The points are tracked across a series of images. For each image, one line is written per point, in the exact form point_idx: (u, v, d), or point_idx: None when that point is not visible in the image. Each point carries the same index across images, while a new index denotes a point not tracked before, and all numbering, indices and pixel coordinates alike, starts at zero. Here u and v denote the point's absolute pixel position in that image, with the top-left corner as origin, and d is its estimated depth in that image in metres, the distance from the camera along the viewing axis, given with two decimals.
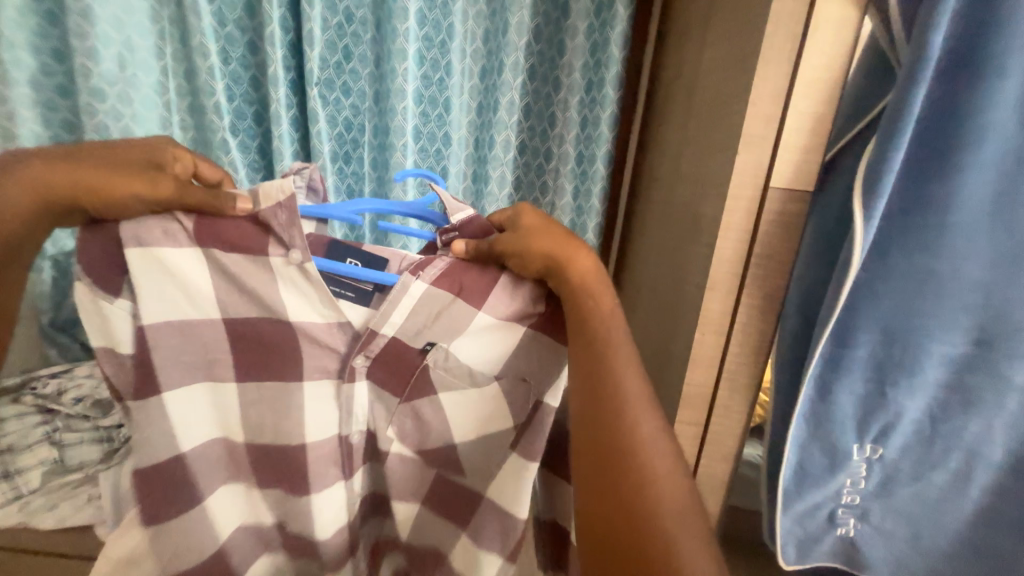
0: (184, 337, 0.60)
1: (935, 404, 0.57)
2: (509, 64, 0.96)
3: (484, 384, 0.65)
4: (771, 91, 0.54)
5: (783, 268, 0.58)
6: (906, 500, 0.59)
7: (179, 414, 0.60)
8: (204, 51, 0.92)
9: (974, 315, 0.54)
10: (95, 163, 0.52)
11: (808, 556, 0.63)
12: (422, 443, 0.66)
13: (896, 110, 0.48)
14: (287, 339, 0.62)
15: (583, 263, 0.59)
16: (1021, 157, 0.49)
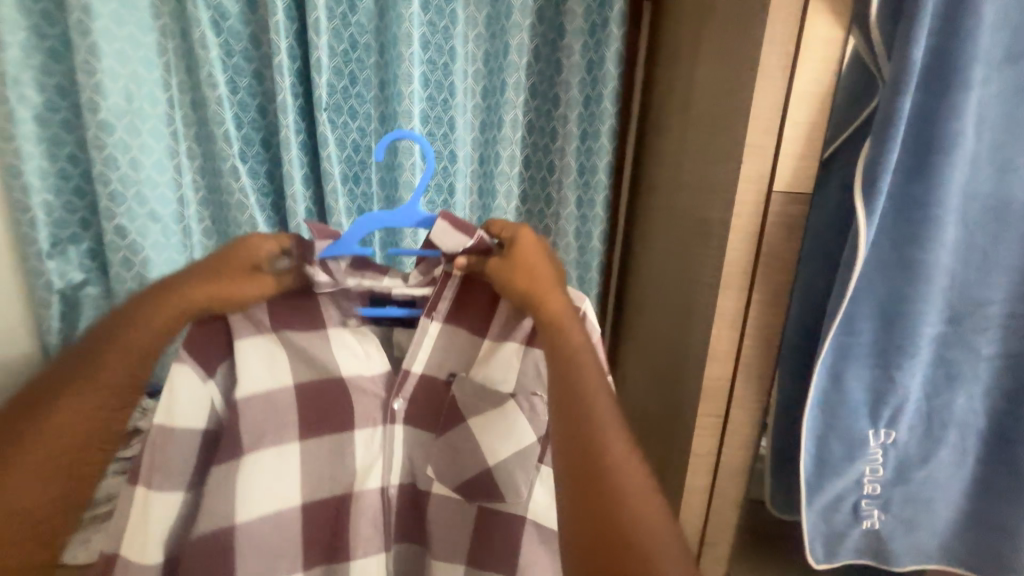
0: (267, 408, 0.65)
1: (927, 382, 0.62)
2: (511, 84, 1.01)
3: (504, 402, 0.69)
4: (769, 104, 0.59)
5: (788, 264, 0.63)
6: (920, 484, 0.64)
7: (246, 489, 0.62)
8: (213, 82, 0.94)
9: (950, 297, 0.60)
10: (204, 286, 0.60)
11: (836, 554, 0.67)
12: (459, 479, 0.69)
13: (886, 117, 0.54)
14: (340, 392, 0.69)
15: (554, 304, 0.62)
16: (976, 156, 0.57)
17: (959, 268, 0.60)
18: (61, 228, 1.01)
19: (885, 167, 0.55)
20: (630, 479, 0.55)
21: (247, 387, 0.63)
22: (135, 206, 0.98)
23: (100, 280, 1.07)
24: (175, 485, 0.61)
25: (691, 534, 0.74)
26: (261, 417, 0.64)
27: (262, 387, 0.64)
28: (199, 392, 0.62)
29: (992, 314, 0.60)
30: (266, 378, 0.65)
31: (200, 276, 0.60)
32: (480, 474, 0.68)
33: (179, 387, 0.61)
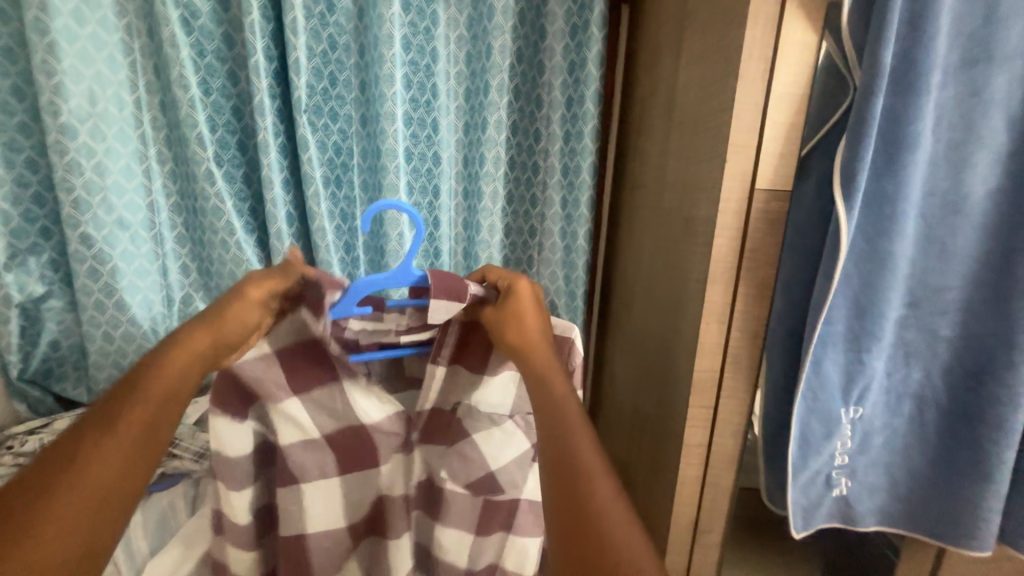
0: (302, 455, 0.66)
1: (890, 363, 0.66)
2: (494, 85, 1.01)
3: (504, 422, 0.71)
4: (750, 105, 0.61)
5: (770, 258, 0.66)
6: (879, 451, 0.69)
7: (309, 502, 0.67)
8: (184, 83, 0.91)
9: (910, 283, 0.64)
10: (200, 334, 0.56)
11: (812, 521, 0.70)
12: (468, 479, 0.71)
13: (860, 118, 0.57)
14: (361, 432, 0.69)
15: (540, 358, 0.63)
16: (937, 151, 0.61)
17: (918, 257, 0.64)
18: (19, 237, 0.95)
19: (860, 164, 0.58)
20: (611, 511, 0.49)
21: (285, 434, 0.65)
22: (101, 214, 0.93)
23: (64, 292, 1.01)
24: (243, 483, 0.65)
25: (684, 523, 0.76)
26: (299, 461, 0.66)
27: (298, 433, 0.66)
28: (241, 430, 0.64)
29: (950, 298, 0.64)
30: (297, 427, 0.66)
31: (198, 326, 0.56)
32: (485, 476, 0.70)
33: (222, 433, 0.63)
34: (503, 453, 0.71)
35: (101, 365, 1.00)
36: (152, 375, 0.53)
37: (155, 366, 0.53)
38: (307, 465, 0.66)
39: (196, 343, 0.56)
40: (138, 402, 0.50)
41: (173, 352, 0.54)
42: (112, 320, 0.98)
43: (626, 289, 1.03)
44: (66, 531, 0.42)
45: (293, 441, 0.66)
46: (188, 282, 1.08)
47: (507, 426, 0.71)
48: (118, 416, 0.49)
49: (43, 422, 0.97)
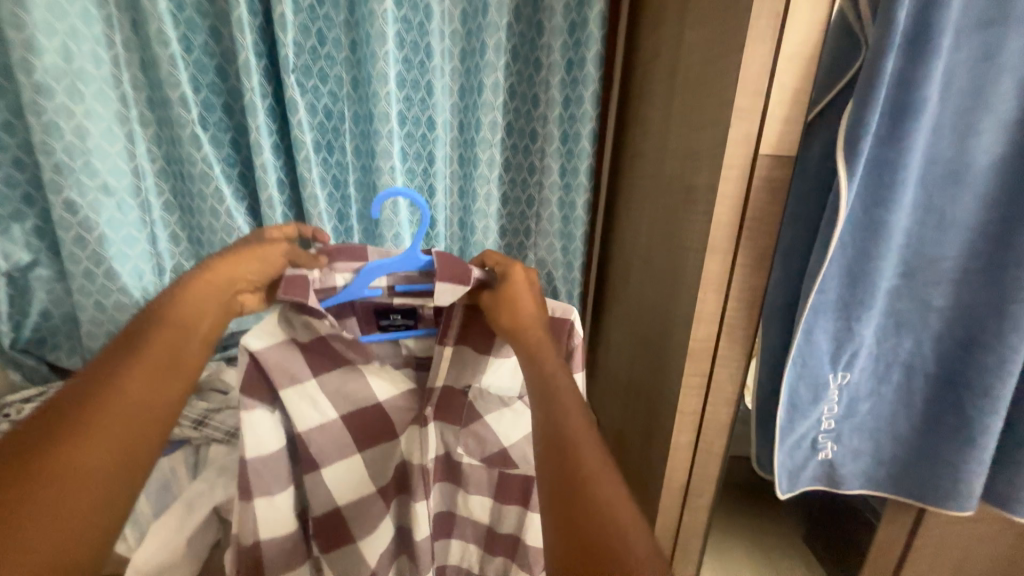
0: (327, 435, 0.67)
1: (880, 332, 0.67)
2: (491, 46, 0.97)
3: (513, 402, 0.73)
4: (758, 65, 0.59)
5: (771, 227, 0.65)
6: (865, 417, 0.70)
7: (336, 480, 0.67)
8: (163, 39, 0.86)
9: (905, 252, 0.64)
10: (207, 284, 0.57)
11: (797, 482, 0.72)
12: (485, 454, 0.72)
13: (869, 79, 0.55)
14: (378, 414, 0.70)
15: (534, 335, 0.62)
16: (943, 116, 0.59)
17: (917, 227, 0.63)
18: (1, 204, 0.92)
19: (865, 129, 0.56)
20: (603, 488, 0.49)
21: (306, 421, 0.64)
22: (83, 179, 0.90)
23: (51, 261, 0.99)
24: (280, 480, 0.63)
25: (675, 487, 0.79)
26: (324, 442, 0.66)
27: (319, 417, 0.66)
28: (268, 423, 0.62)
29: (947, 268, 0.64)
30: (315, 411, 0.66)
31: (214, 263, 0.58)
32: (499, 453, 0.71)
33: (250, 427, 0.61)
34: (516, 430, 0.72)
35: (94, 334, 0.99)
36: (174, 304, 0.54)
37: (180, 296, 0.55)
38: (326, 447, 0.67)
39: (213, 275, 0.57)
40: (167, 330, 0.52)
41: (197, 283, 0.56)
42: (102, 290, 0.96)
43: (623, 260, 1.02)
44: (110, 433, 0.44)
45: (314, 426, 0.65)
46: (178, 252, 1.06)
47: (517, 407, 0.72)
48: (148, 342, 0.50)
49: (38, 391, 0.97)
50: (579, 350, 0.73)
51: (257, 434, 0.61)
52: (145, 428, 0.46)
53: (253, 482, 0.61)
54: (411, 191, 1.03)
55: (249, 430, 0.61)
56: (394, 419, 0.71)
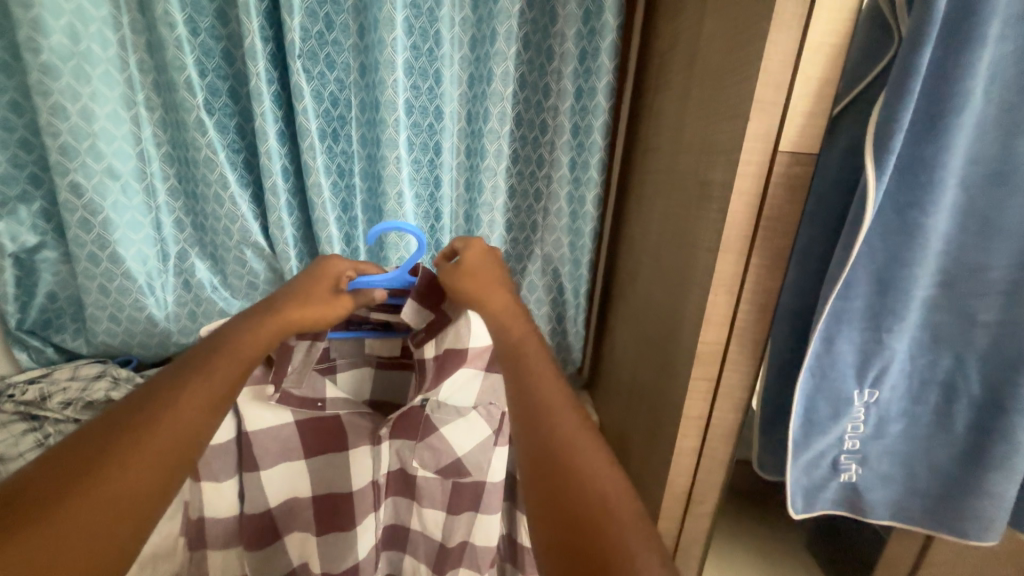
0: (272, 437, 0.66)
1: (914, 345, 0.63)
2: (502, 33, 0.94)
3: (468, 412, 0.70)
4: (781, 56, 0.56)
5: (789, 227, 0.62)
6: (896, 439, 0.65)
7: (270, 483, 0.66)
8: (169, 21, 0.85)
9: (942, 259, 0.59)
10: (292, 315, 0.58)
11: (814, 504, 0.69)
12: (437, 464, 0.70)
13: (901, 73, 0.52)
14: (330, 422, 0.70)
15: (497, 302, 0.59)
16: (992, 114, 0.54)
17: (955, 233, 0.58)
18: (9, 184, 0.92)
19: (896, 125, 0.53)
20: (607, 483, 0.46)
21: (259, 423, 0.65)
22: (89, 161, 0.89)
23: (57, 243, 0.98)
24: (219, 474, 0.63)
25: (677, 492, 0.76)
26: (268, 444, 0.66)
27: (273, 420, 0.66)
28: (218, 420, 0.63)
29: (995, 280, 0.58)
30: (272, 415, 0.66)
31: (296, 300, 0.59)
32: (454, 463, 0.70)
33: None
34: (470, 441, 0.70)
35: (99, 317, 0.99)
36: (243, 334, 0.55)
37: (248, 328, 0.55)
38: (271, 449, 0.66)
39: (289, 315, 0.58)
40: (221, 362, 0.52)
41: (271, 317, 0.57)
42: (107, 274, 0.96)
43: (632, 258, 1.00)
44: (134, 465, 0.42)
45: (264, 428, 0.65)
46: (183, 238, 1.04)
47: (470, 416, 0.70)
48: (204, 370, 0.51)
49: (42, 372, 0.98)
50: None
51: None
52: (182, 457, 0.46)
53: (205, 469, 0.63)
54: (416, 181, 1.01)
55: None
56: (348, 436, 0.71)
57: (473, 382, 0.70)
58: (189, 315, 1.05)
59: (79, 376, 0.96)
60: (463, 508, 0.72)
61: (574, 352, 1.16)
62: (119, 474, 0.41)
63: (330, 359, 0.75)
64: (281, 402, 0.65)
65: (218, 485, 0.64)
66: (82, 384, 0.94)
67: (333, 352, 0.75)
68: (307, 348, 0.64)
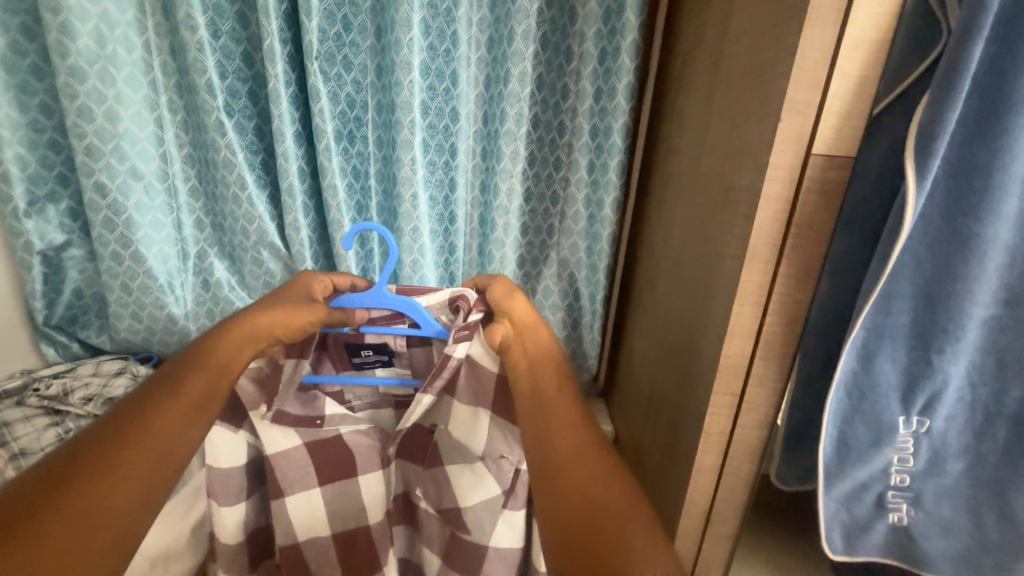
0: (289, 463, 0.69)
1: (972, 369, 0.57)
2: (520, 33, 0.92)
3: (474, 458, 0.70)
4: (817, 53, 0.52)
5: (822, 235, 0.58)
6: (957, 480, 0.60)
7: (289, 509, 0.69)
8: (191, 24, 0.86)
9: (1003, 274, 0.54)
10: (261, 324, 0.62)
11: (858, 549, 0.64)
12: (441, 505, 0.72)
13: (951, 71, 0.48)
14: (341, 447, 0.71)
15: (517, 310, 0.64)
16: None
17: (1019, 248, 0.53)
18: (37, 184, 0.93)
19: (945, 128, 0.49)
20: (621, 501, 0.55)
21: (269, 444, 0.68)
22: (113, 162, 0.91)
23: (83, 242, 1.01)
24: (232, 498, 0.68)
25: (696, 512, 0.73)
26: (282, 469, 0.69)
27: (282, 444, 0.68)
28: (233, 444, 0.68)
29: None
30: (283, 438, 0.69)
31: (263, 305, 0.63)
32: (456, 511, 0.70)
33: (216, 441, 0.67)
34: (478, 494, 0.69)
35: (121, 315, 1.01)
36: (215, 346, 0.60)
37: (218, 339, 0.61)
38: (288, 474, 0.69)
39: (258, 321, 0.62)
40: (195, 377, 0.59)
41: (240, 322, 0.61)
42: (129, 272, 0.98)
43: (652, 265, 0.96)
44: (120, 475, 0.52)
45: (277, 450, 0.68)
46: (203, 238, 1.05)
47: (478, 466, 0.70)
48: (179, 384, 0.58)
49: (66, 368, 1.00)
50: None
51: (222, 453, 0.67)
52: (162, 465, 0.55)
53: (214, 491, 0.67)
54: (431, 184, 1.00)
55: (215, 447, 0.66)
56: (358, 462, 0.72)
57: (480, 431, 0.70)
58: (207, 314, 1.06)
59: (101, 372, 0.98)
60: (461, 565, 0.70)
61: (589, 359, 1.13)
62: (111, 483, 0.51)
63: (347, 402, 0.75)
64: (278, 420, 0.66)
65: (222, 510, 0.67)
66: (103, 380, 0.96)
67: (348, 395, 0.75)
68: (296, 365, 0.66)
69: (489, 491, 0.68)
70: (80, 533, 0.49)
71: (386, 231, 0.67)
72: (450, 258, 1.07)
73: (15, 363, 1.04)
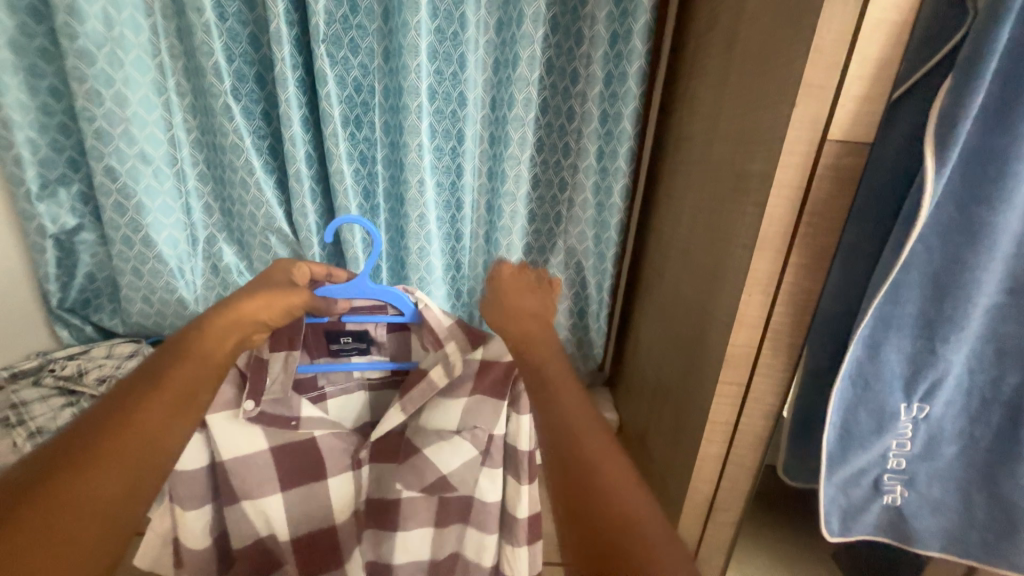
0: (252, 470, 0.67)
1: (973, 357, 0.57)
2: (529, 15, 0.90)
3: (450, 435, 0.70)
4: (835, 35, 0.51)
5: (834, 224, 0.57)
6: (950, 463, 0.60)
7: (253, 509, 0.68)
8: (198, 6, 0.85)
9: (1012, 261, 0.53)
10: (247, 309, 0.61)
11: (852, 529, 0.65)
12: (422, 484, 0.71)
13: (974, 53, 0.46)
14: (308, 449, 0.71)
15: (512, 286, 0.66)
16: None
17: None
18: (48, 167, 0.94)
19: (966, 114, 0.47)
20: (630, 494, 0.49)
21: (230, 449, 0.66)
22: (122, 147, 0.91)
23: (94, 225, 1.02)
24: (195, 502, 0.66)
25: (699, 499, 0.73)
26: (245, 475, 0.67)
27: (244, 448, 0.67)
28: (193, 449, 0.66)
29: None
30: (244, 441, 0.67)
31: (245, 293, 0.61)
32: (440, 480, 0.70)
33: None
34: (456, 461, 0.69)
35: (133, 298, 1.03)
36: (198, 336, 0.57)
37: (204, 328, 0.57)
38: (251, 479, 0.67)
39: (244, 307, 0.60)
40: (184, 369, 0.54)
41: (223, 310, 0.59)
42: (139, 256, 0.99)
43: (660, 254, 0.96)
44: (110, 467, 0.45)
45: (237, 452, 0.66)
46: (211, 223, 1.06)
47: (455, 439, 0.69)
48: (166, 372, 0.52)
49: (79, 350, 1.01)
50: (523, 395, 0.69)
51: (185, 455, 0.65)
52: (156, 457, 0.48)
53: (175, 496, 0.66)
54: (438, 170, 0.99)
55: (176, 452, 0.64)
56: (327, 462, 0.73)
57: (456, 408, 0.70)
58: (216, 299, 1.08)
59: (114, 354, 1.00)
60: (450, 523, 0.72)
61: (595, 347, 1.14)
62: (105, 475, 0.44)
63: (319, 388, 0.77)
64: (257, 420, 0.68)
65: (186, 513, 0.66)
66: (117, 362, 0.98)
67: (322, 381, 0.77)
68: (284, 358, 0.69)
69: (466, 452, 0.69)
70: (71, 527, 0.41)
71: (371, 227, 0.72)
72: (457, 245, 1.08)
73: (30, 345, 1.06)
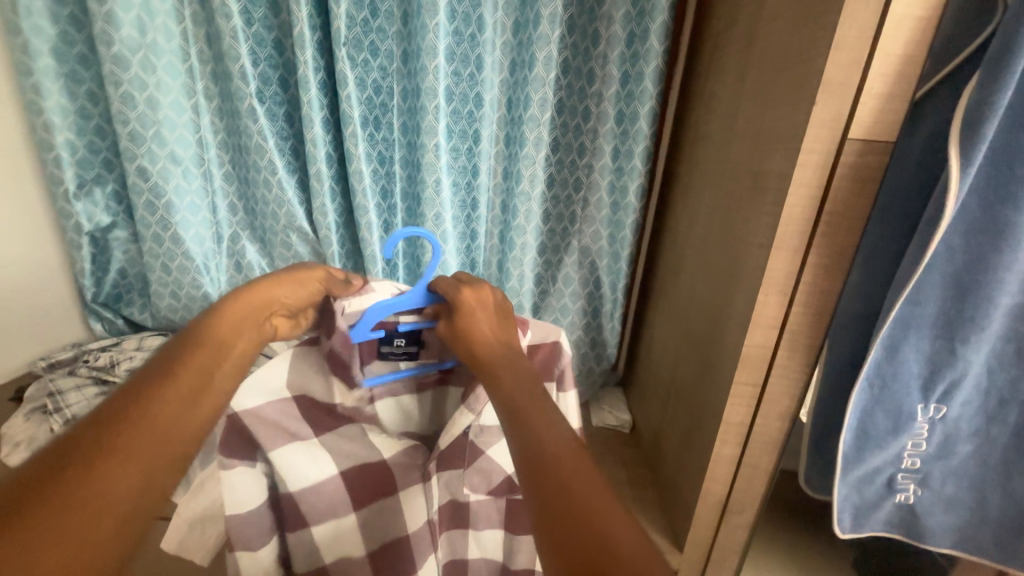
0: (320, 495, 0.63)
1: (994, 358, 0.55)
2: (546, 17, 0.90)
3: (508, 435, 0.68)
4: (858, 31, 0.50)
5: (854, 224, 0.56)
6: (966, 461, 0.58)
7: (324, 535, 0.63)
8: (226, 12, 0.88)
9: None
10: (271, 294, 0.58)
11: (864, 526, 0.64)
12: (490, 485, 0.68)
13: (1002, 48, 0.45)
14: (376, 469, 0.66)
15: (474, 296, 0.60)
16: None
17: None
18: (85, 168, 0.99)
19: (993, 111, 0.46)
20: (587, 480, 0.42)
21: (297, 478, 0.61)
22: (154, 147, 0.95)
23: (127, 223, 1.06)
24: (259, 539, 0.60)
25: (713, 500, 0.73)
26: (313, 501, 0.62)
27: (311, 476, 0.62)
28: (252, 481, 0.60)
29: None
30: (313, 467, 0.63)
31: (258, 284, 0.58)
32: (505, 479, 0.68)
33: (231, 482, 0.59)
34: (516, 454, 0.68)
35: (162, 293, 1.07)
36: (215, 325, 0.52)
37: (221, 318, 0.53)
38: (317, 505, 0.63)
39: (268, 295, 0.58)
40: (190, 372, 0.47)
41: (246, 296, 0.56)
42: (168, 253, 1.03)
43: (676, 253, 0.95)
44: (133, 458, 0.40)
45: (305, 481, 0.62)
46: (235, 221, 1.10)
47: None
48: (174, 373, 0.47)
49: (112, 342, 1.06)
50: (569, 371, 0.66)
51: (243, 492, 0.59)
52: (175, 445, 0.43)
53: (237, 536, 0.59)
54: (454, 170, 1.01)
55: (232, 487, 0.59)
56: (396, 478, 0.67)
57: None
58: None
59: (144, 346, 1.04)
60: (522, 529, 0.68)
61: (608, 347, 1.14)
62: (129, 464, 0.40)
63: (370, 392, 0.69)
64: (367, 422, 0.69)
65: (254, 553, 0.60)
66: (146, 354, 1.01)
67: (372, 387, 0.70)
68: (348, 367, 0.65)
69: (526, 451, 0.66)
70: (85, 530, 0.36)
71: (434, 236, 0.66)
72: (471, 244, 1.09)
73: (66, 337, 1.11)
